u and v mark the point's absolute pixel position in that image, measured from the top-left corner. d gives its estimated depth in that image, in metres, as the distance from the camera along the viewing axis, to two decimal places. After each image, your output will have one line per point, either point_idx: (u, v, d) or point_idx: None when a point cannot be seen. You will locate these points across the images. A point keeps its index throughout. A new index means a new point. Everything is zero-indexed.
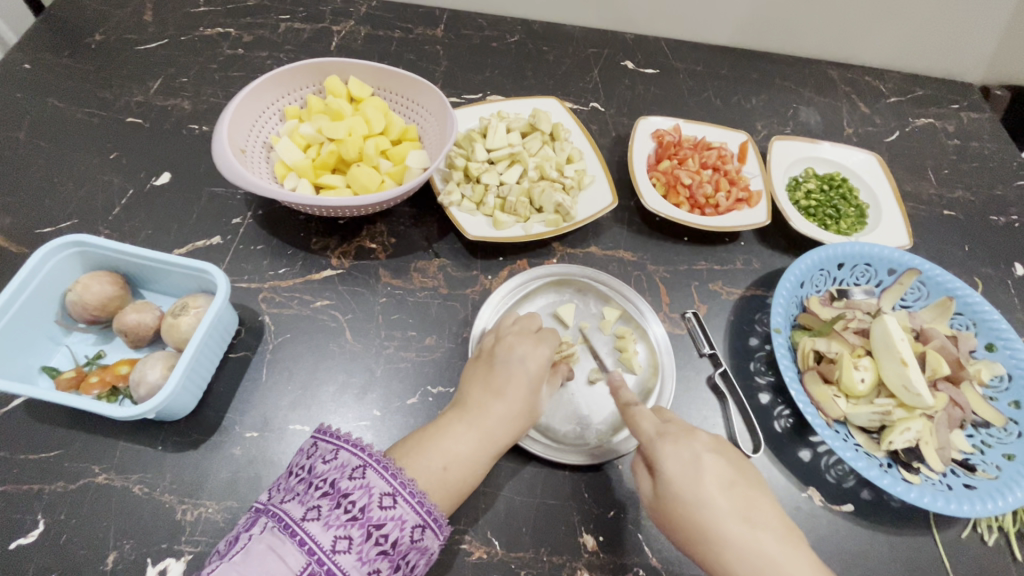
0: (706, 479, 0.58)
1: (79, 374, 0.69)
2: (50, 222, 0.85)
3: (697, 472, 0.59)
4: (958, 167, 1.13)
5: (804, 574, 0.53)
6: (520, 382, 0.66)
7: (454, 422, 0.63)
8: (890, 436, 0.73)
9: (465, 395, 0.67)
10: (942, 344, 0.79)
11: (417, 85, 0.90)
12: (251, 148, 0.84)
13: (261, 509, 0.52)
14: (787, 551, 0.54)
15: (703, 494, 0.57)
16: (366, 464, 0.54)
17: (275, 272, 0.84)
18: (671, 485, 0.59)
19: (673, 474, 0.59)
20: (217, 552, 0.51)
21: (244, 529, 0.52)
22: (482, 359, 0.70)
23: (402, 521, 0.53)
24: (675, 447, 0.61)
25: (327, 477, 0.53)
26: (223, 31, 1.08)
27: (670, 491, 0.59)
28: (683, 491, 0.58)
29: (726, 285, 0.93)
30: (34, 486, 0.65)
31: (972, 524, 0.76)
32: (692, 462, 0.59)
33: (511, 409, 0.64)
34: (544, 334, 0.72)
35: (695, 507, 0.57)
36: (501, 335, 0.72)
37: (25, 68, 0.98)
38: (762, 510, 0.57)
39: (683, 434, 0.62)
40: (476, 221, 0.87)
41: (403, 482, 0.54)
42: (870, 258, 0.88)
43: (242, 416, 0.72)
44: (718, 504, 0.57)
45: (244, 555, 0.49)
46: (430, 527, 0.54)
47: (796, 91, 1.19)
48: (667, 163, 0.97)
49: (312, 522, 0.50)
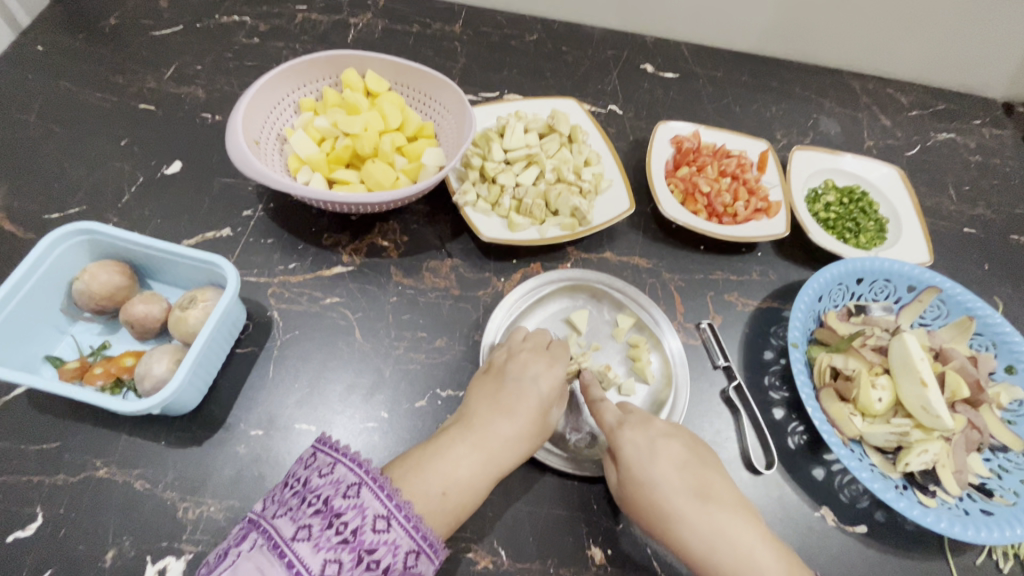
0: (660, 461, 0.64)
1: (83, 365, 0.68)
2: (58, 208, 0.83)
3: (652, 455, 0.64)
4: (979, 185, 1.11)
5: (754, 543, 0.58)
6: (531, 402, 0.65)
7: (456, 442, 0.61)
8: (906, 457, 0.71)
9: (471, 411, 0.65)
10: (961, 364, 0.78)
11: (436, 81, 0.89)
12: (265, 139, 0.83)
13: (253, 521, 0.50)
14: (736, 523, 0.59)
15: (658, 474, 0.63)
16: (362, 482, 0.52)
17: (285, 267, 0.82)
18: (631, 468, 0.64)
19: (632, 459, 0.64)
20: (206, 565, 0.50)
21: (234, 544, 0.50)
22: (491, 374, 0.69)
23: (395, 546, 0.51)
24: (633, 434, 0.65)
25: (321, 493, 0.51)
26: (239, 19, 1.07)
27: (631, 476, 0.63)
28: (641, 473, 0.63)
29: (742, 295, 0.91)
30: (33, 477, 0.63)
31: (987, 550, 0.74)
32: (648, 445, 0.65)
33: (519, 430, 0.63)
34: (556, 351, 0.71)
35: (652, 487, 0.62)
36: (513, 351, 0.71)
37: (38, 51, 0.97)
38: (718, 489, 0.62)
39: (641, 421, 0.67)
40: (491, 222, 0.85)
41: (399, 504, 0.53)
42: (890, 274, 0.86)
43: (247, 413, 0.70)
44: (672, 483, 0.62)
45: (231, 574, 0.47)
46: (425, 552, 0.52)
47: (816, 101, 1.18)
48: (685, 169, 0.95)
49: (302, 542, 0.48)
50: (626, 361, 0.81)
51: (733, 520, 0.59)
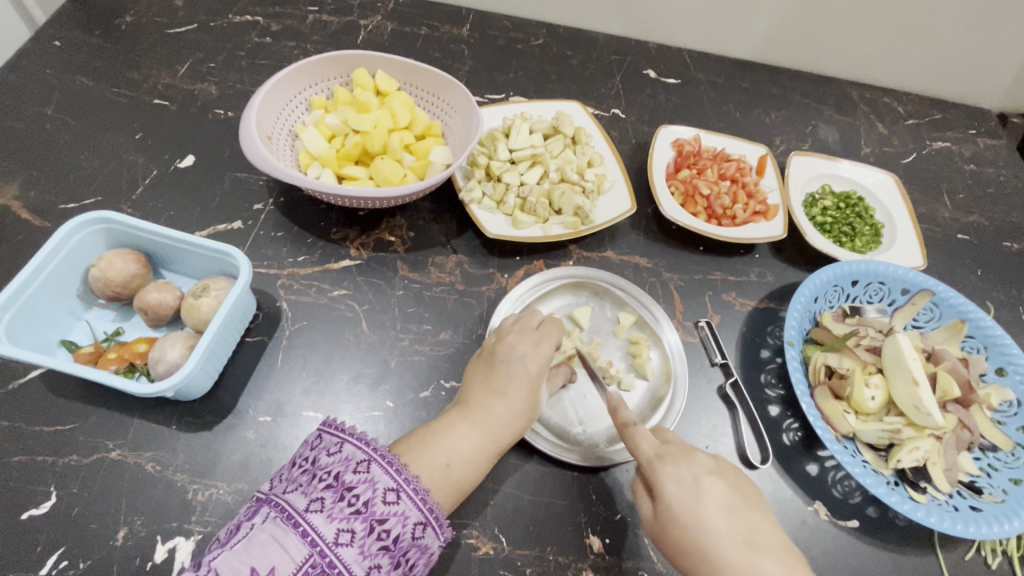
0: (706, 502, 0.59)
1: (98, 350, 0.70)
2: (73, 198, 0.85)
3: (697, 494, 0.60)
4: (973, 193, 1.14)
5: None
6: (522, 382, 0.66)
7: (457, 420, 0.63)
8: (898, 454, 0.73)
9: (466, 395, 0.67)
10: (953, 365, 0.79)
11: (445, 82, 0.91)
12: (277, 134, 0.85)
13: (262, 498, 0.52)
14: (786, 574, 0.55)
15: (704, 518, 0.58)
16: (371, 458, 0.54)
17: (294, 260, 0.84)
18: (672, 507, 0.59)
19: (674, 499, 0.59)
20: (217, 540, 0.51)
21: (245, 518, 0.51)
22: (483, 358, 0.70)
23: (405, 517, 0.53)
24: (676, 469, 0.61)
25: (331, 469, 0.53)
26: (252, 19, 1.09)
27: (675, 519, 0.59)
28: (684, 514, 0.59)
29: (740, 296, 0.93)
30: (47, 458, 0.65)
31: (976, 546, 0.76)
32: (692, 485, 0.60)
33: (513, 409, 0.64)
34: (545, 330, 0.72)
35: (698, 531, 0.58)
36: (502, 334, 0.72)
37: (56, 46, 0.99)
38: (764, 536, 0.58)
39: (682, 456, 0.63)
40: (496, 219, 0.87)
41: (407, 478, 0.54)
42: (884, 276, 0.88)
43: (256, 400, 0.72)
44: (717, 528, 0.58)
45: (246, 543, 0.49)
46: (431, 525, 0.54)
47: (815, 108, 1.20)
48: (686, 172, 0.97)
49: (315, 513, 0.50)
50: (626, 357, 0.82)
51: (787, 572, 0.55)
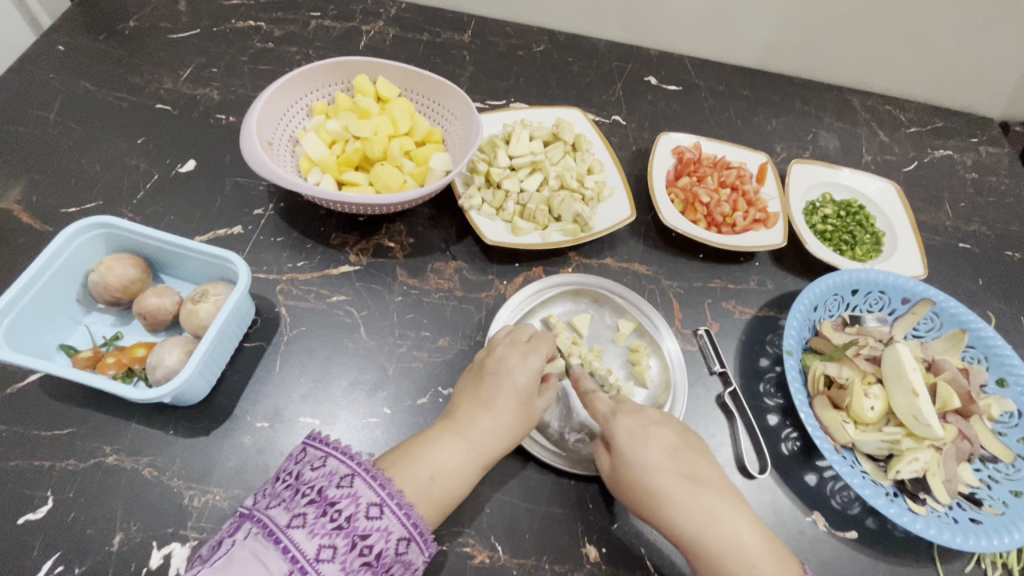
0: (653, 446, 0.67)
1: (96, 354, 0.70)
2: (74, 202, 0.86)
3: (645, 440, 0.67)
4: (974, 202, 1.13)
5: (739, 522, 0.62)
6: (509, 396, 0.66)
7: (442, 433, 0.63)
8: (897, 465, 0.72)
9: (453, 407, 0.67)
10: (953, 376, 0.79)
11: (445, 88, 0.91)
12: (277, 140, 0.85)
13: (245, 514, 0.52)
14: (722, 503, 0.63)
15: (651, 458, 0.66)
16: (355, 473, 0.55)
17: (294, 265, 0.85)
18: (625, 455, 0.66)
19: (624, 445, 0.67)
20: (200, 557, 0.51)
21: (227, 534, 0.51)
22: (472, 371, 0.70)
23: (387, 532, 0.53)
24: (626, 420, 0.68)
25: (314, 484, 0.53)
26: (255, 25, 1.10)
27: (626, 462, 0.66)
28: (635, 458, 0.66)
29: (740, 304, 0.93)
30: (45, 462, 0.65)
31: (976, 559, 0.76)
32: (641, 432, 0.68)
33: (498, 421, 0.64)
34: (535, 343, 0.71)
35: (646, 470, 0.65)
36: (493, 346, 0.72)
37: (60, 50, 1.00)
38: (705, 475, 0.66)
39: (633, 409, 0.70)
40: (495, 226, 0.87)
41: (391, 492, 0.55)
42: (885, 285, 0.88)
43: (254, 406, 0.72)
44: (662, 466, 0.65)
45: (226, 560, 0.49)
46: (415, 541, 0.54)
47: (816, 116, 1.20)
48: (686, 180, 0.97)
49: (297, 529, 0.50)
50: (625, 364, 0.82)
51: (720, 502, 0.63)
